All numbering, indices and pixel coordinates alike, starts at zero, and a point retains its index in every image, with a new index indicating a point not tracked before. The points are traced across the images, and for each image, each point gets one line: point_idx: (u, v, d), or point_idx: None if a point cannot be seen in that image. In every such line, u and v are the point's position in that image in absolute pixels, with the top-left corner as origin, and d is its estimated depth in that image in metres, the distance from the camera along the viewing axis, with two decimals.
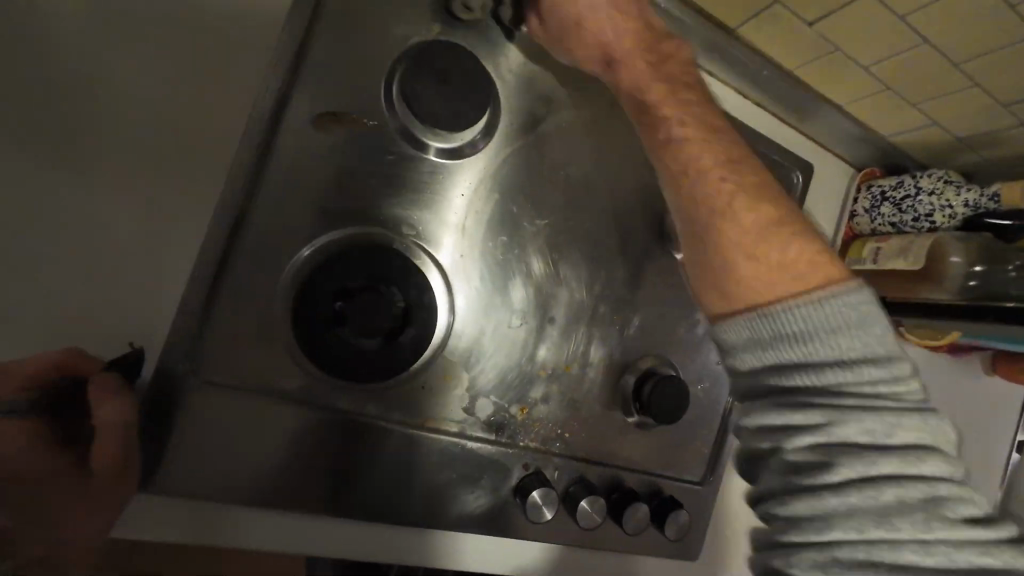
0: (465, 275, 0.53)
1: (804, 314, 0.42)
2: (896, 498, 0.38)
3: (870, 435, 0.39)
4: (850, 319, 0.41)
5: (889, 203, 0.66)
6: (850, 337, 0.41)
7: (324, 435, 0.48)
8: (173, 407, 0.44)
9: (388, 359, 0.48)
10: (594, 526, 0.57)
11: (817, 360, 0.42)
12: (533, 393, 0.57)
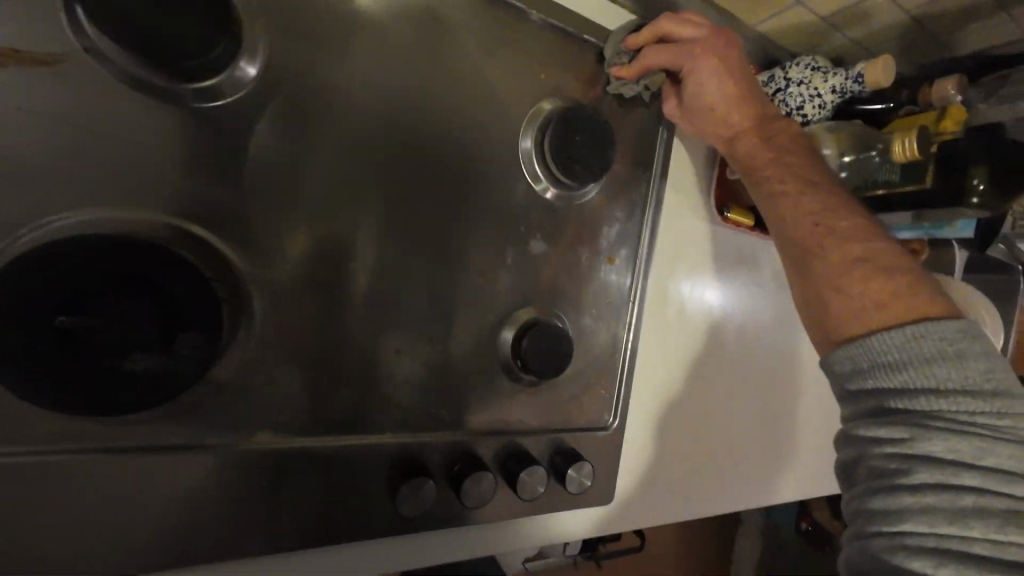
0: (269, 251, 0.42)
1: (902, 340, 0.45)
2: (967, 499, 0.39)
3: (955, 451, 0.41)
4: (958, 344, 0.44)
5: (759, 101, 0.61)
6: (953, 364, 0.43)
7: (102, 488, 0.37)
8: None
9: (166, 375, 0.38)
10: (484, 502, 0.50)
11: (925, 385, 0.43)
12: (398, 372, 0.49)
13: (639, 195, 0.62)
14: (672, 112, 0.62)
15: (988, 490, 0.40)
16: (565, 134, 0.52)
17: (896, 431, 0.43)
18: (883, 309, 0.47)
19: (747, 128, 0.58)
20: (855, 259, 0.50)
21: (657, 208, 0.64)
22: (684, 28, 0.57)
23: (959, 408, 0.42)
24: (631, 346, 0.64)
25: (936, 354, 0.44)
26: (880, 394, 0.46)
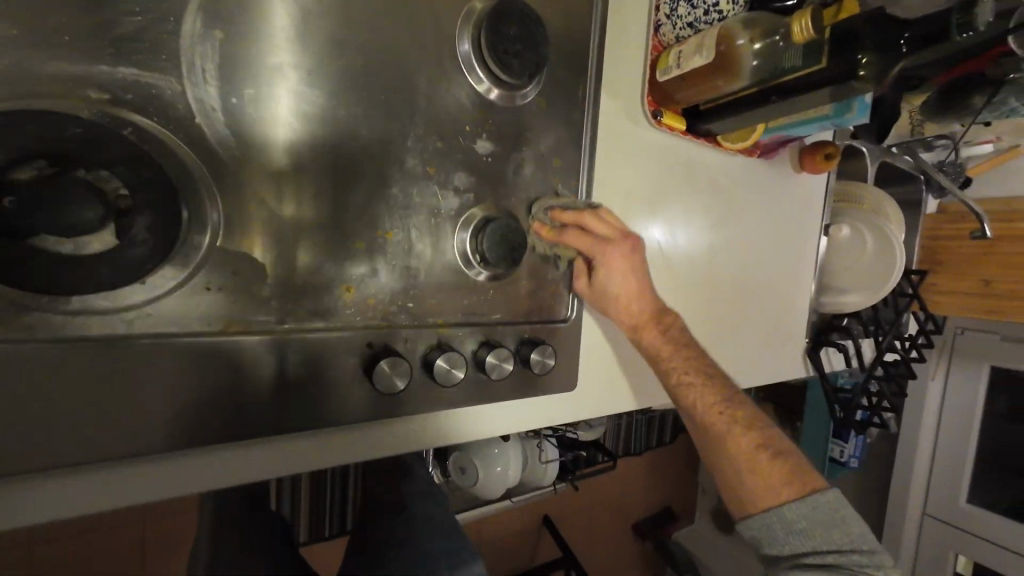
0: (215, 146, 0.43)
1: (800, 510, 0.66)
2: None
3: None
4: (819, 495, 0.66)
5: (683, 1, 0.66)
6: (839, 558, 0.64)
7: (76, 376, 0.38)
8: None
9: (127, 261, 0.40)
10: (457, 382, 0.55)
11: (827, 549, 0.65)
12: (355, 271, 0.51)
13: (576, 98, 0.65)
14: (582, 287, 0.68)
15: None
16: (498, 32, 0.54)
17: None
18: (761, 478, 0.67)
19: (646, 320, 0.69)
20: (764, 460, 0.68)
21: (596, 110, 0.67)
22: (599, 222, 0.64)
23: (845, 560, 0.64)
24: (579, 252, 0.67)
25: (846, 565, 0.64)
26: (797, 555, 0.65)
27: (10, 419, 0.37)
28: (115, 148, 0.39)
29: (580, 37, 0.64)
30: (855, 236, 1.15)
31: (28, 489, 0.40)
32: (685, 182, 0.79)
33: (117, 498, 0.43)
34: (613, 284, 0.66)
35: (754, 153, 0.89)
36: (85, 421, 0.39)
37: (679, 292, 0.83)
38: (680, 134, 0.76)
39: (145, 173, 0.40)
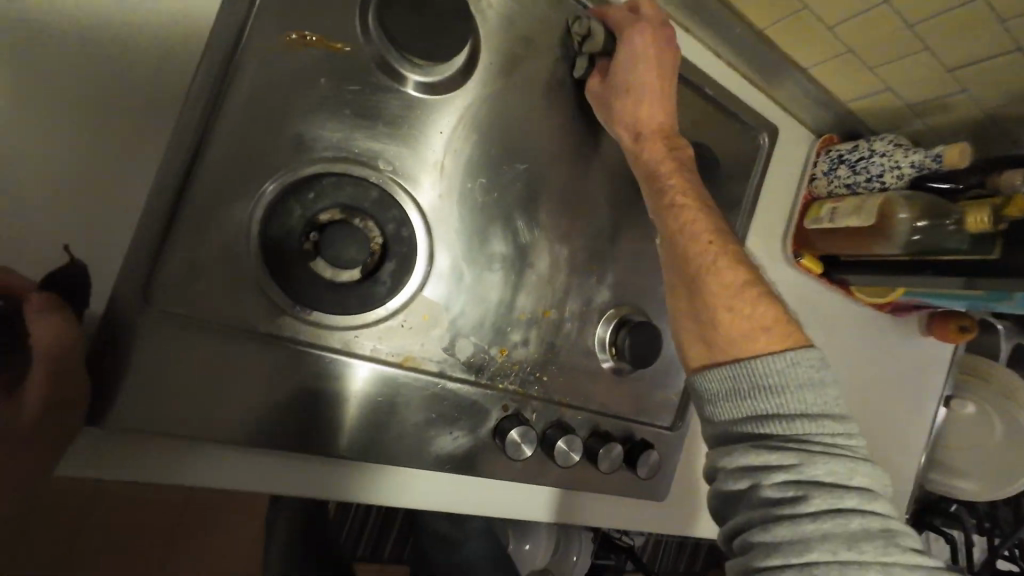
0: (445, 216, 0.52)
1: None
2: None
3: None
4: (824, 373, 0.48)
5: (845, 165, 0.71)
6: None
7: (301, 375, 0.47)
8: (132, 340, 0.41)
9: (370, 289, 0.47)
10: (571, 463, 0.58)
11: None
12: (510, 338, 0.57)
13: (725, 227, 0.71)
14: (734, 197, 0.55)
15: (817, 412, 0.46)
16: None
17: (742, 386, 0.48)
18: None
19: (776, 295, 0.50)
20: None
21: (741, 243, 0.72)
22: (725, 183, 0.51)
23: (794, 424, 0.46)
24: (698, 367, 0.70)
25: None
26: (735, 424, 0.49)
27: (242, 396, 0.45)
28: (392, 212, 0.48)
29: (743, 175, 0.70)
30: (980, 416, 1.03)
31: (211, 457, 0.47)
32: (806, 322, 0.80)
33: (267, 484, 0.49)
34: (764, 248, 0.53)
35: (883, 308, 0.88)
36: (291, 411, 0.47)
37: None
38: (814, 277, 0.78)
39: (405, 235, 0.49)
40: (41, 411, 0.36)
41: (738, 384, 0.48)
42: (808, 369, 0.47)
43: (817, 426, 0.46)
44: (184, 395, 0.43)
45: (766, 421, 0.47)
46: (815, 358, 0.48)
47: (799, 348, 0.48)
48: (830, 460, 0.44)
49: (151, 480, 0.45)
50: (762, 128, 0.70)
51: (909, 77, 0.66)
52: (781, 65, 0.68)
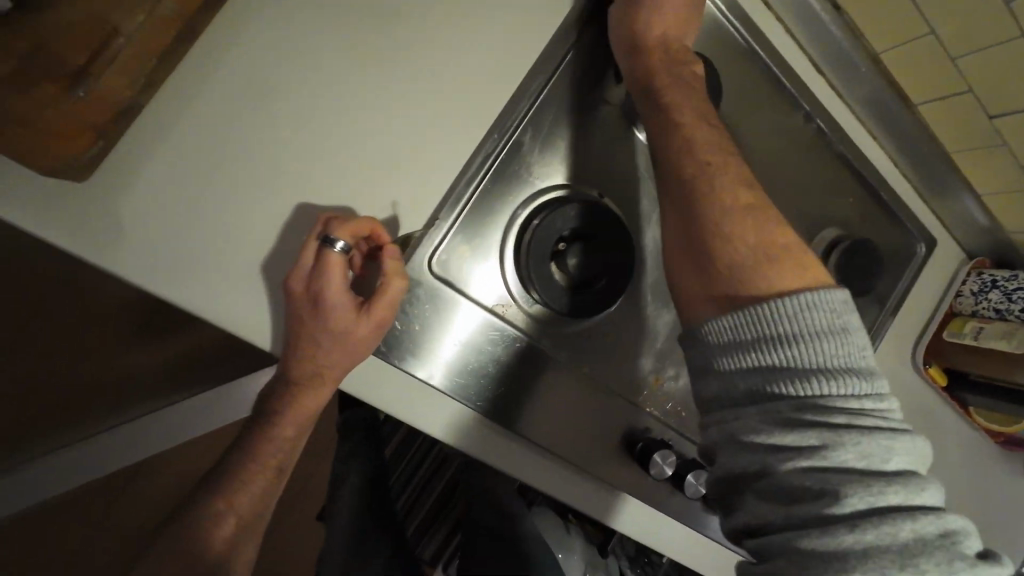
0: (647, 253, 0.61)
1: (795, 314, 0.41)
2: (840, 451, 0.37)
3: (863, 457, 0.37)
4: (845, 318, 0.42)
5: (998, 291, 0.74)
6: (842, 352, 0.41)
7: (456, 318, 0.53)
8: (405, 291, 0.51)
9: (590, 296, 0.55)
10: (696, 498, 0.61)
11: (815, 374, 0.40)
12: (666, 368, 0.63)
13: (868, 319, 0.75)
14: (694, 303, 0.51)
15: (857, 373, 0.41)
16: (851, 258, 0.66)
17: (740, 337, 0.43)
18: (764, 280, 0.45)
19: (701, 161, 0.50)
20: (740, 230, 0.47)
21: (878, 337, 0.76)
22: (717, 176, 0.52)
23: (839, 394, 0.39)
24: None
25: (823, 342, 0.41)
26: (798, 420, 0.39)
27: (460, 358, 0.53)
28: (621, 240, 0.56)
29: (892, 278, 0.76)
30: None
31: (421, 400, 0.52)
32: (922, 429, 0.81)
33: (445, 439, 0.53)
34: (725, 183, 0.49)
35: (997, 437, 0.87)
36: (487, 379, 0.54)
37: None
38: (937, 388, 0.81)
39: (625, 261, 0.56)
40: (379, 328, 0.47)
41: (742, 334, 0.43)
42: (830, 309, 0.42)
43: (852, 399, 0.39)
44: (421, 343, 0.51)
45: (790, 374, 0.40)
46: (842, 302, 0.43)
47: (829, 289, 0.43)
48: (858, 434, 0.37)
49: (378, 408, 0.51)
50: (920, 238, 0.76)
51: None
52: (955, 188, 0.74)
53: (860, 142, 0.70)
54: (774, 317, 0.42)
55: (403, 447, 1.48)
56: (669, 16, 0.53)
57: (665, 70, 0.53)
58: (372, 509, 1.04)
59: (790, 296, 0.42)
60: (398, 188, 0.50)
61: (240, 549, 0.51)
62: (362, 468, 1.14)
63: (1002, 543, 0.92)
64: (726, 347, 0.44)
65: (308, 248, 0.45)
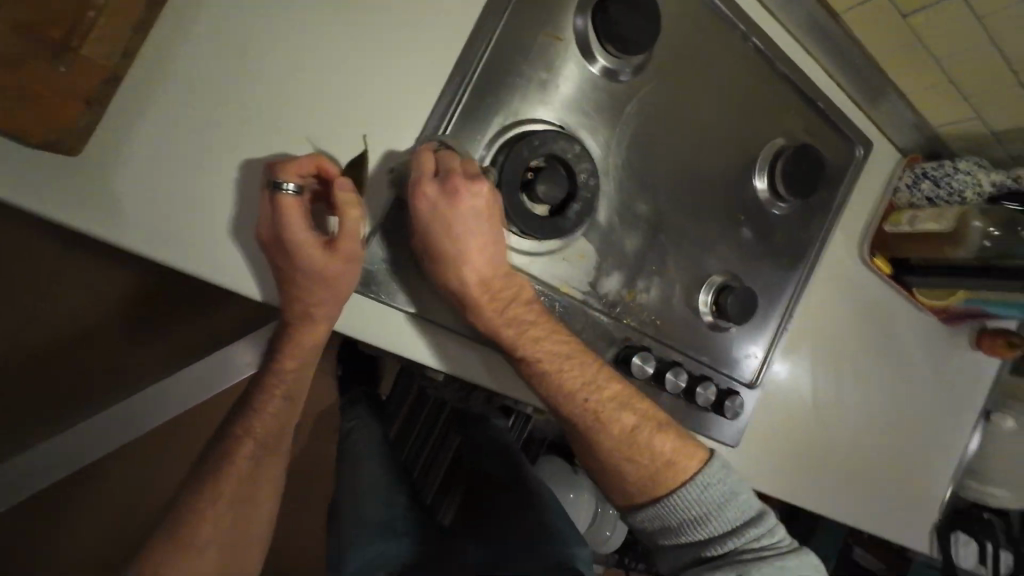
0: (610, 178, 0.66)
1: (696, 493, 0.64)
2: (743, 558, 0.62)
3: (767, 558, 0.62)
4: (730, 485, 0.66)
5: (928, 180, 0.82)
6: (731, 502, 0.65)
7: None
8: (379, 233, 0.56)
9: (558, 220, 0.60)
10: (677, 391, 0.71)
11: (716, 529, 0.64)
12: (639, 283, 0.70)
13: (817, 223, 0.83)
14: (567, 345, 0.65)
15: (741, 526, 0.65)
16: (795, 164, 0.73)
17: (661, 525, 0.67)
18: (663, 474, 0.66)
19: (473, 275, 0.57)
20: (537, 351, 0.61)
21: (827, 239, 0.84)
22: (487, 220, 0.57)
23: (734, 544, 0.63)
24: (779, 335, 0.83)
25: (716, 502, 0.65)
26: (696, 544, 0.65)
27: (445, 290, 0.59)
28: (585, 164, 0.59)
29: (837, 182, 0.82)
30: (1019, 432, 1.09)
31: (419, 334, 0.60)
32: (872, 316, 0.91)
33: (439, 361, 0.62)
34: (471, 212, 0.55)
35: (938, 314, 0.98)
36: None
37: (836, 417, 0.91)
38: (885, 277, 0.89)
39: (591, 184, 0.60)
40: (351, 261, 0.50)
41: (664, 521, 0.66)
42: (718, 489, 0.65)
43: (738, 540, 0.63)
44: (410, 281, 0.58)
45: (706, 540, 0.64)
46: (721, 468, 0.67)
47: (710, 463, 0.67)
48: (761, 563, 0.61)
49: (383, 344, 0.58)
50: (860, 140, 0.82)
51: (1002, 108, 0.75)
52: (885, 89, 0.80)
53: (795, 55, 0.75)
54: (682, 505, 0.65)
55: (411, 412, 1.57)
56: (454, 207, 0.54)
57: (439, 189, 0.53)
58: (387, 464, 1.17)
59: (687, 486, 0.65)
60: (371, 140, 0.54)
61: (262, 470, 0.58)
62: (372, 432, 1.25)
63: (948, 407, 1.05)
64: (659, 530, 0.67)
65: (264, 195, 0.48)
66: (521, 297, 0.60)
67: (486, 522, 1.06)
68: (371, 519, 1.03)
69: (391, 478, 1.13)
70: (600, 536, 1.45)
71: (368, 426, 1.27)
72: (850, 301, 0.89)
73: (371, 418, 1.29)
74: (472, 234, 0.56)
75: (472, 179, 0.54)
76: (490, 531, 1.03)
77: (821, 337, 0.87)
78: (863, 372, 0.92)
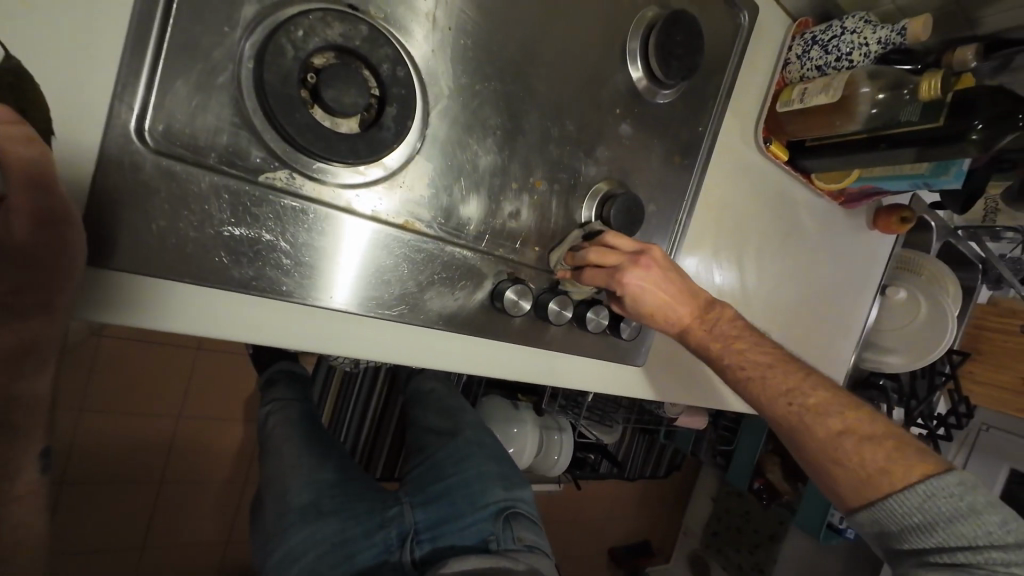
0: (441, 78, 0.52)
1: (917, 500, 0.56)
2: None
3: None
4: (964, 497, 0.56)
5: (818, 47, 0.74)
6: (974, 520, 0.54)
7: (341, 236, 0.49)
8: (86, 182, 0.39)
9: (374, 134, 0.46)
10: (563, 322, 0.63)
11: (958, 546, 0.54)
12: (504, 209, 0.59)
13: (704, 111, 0.74)
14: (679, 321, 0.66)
15: (984, 545, 0.54)
16: (668, 36, 0.61)
17: (904, 527, 0.57)
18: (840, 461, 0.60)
19: (688, 320, 0.66)
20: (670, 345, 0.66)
21: (717, 128, 0.76)
22: (619, 254, 0.62)
23: (978, 560, 0.53)
24: (676, 242, 0.76)
25: (952, 511, 0.55)
26: (920, 551, 0.57)
27: (244, 246, 0.45)
28: (384, 50, 0.45)
29: (722, 60, 0.73)
30: (911, 302, 1.15)
31: (221, 309, 0.46)
32: (772, 209, 0.87)
33: (271, 338, 0.49)
34: (646, 289, 0.63)
35: (838, 198, 0.95)
36: (352, 271, 0.50)
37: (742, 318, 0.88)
38: (782, 164, 0.84)
39: (401, 77, 0.46)
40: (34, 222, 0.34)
41: (884, 525, 0.59)
42: (948, 496, 0.56)
43: (985, 555, 0.53)
44: (188, 242, 0.43)
45: (934, 550, 0.55)
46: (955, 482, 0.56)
47: (940, 475, 0.57)
48: None
49: (165, 328, 0.44)
50: (743, 5, 0.72)
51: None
52: None
53: None
54: (900, 509, 0.57)
55: (343, 389, 1.41)
56: (650, 280, 0.63)
57: (642, 271, 0.62)
58: (313, 443, 0.99)
59: (908, 490, 0.57)
60: (44, 31, 0.36)
61: None
62: (294, 414, 1.03)
63: (849, 288, 1.07)
64: (881, 532, 0.59)
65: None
66: (726, 312, 0.66)
67: (432, 482, 0.98)
68: (295, 502, 0.90)
69: (321, 458, 0.97)
70: (548, 461, 1.44)
71: (282, 414, 1.02)
72: (748, 196, 0.83)
73: (295, 397, 1.06)
74: (662, 288, 0.64)
75: (642, 252, 0.63)
76: (435, 492, 0.96)
77: (721, 239, 0.82)
78: (766, 268, 0.89)
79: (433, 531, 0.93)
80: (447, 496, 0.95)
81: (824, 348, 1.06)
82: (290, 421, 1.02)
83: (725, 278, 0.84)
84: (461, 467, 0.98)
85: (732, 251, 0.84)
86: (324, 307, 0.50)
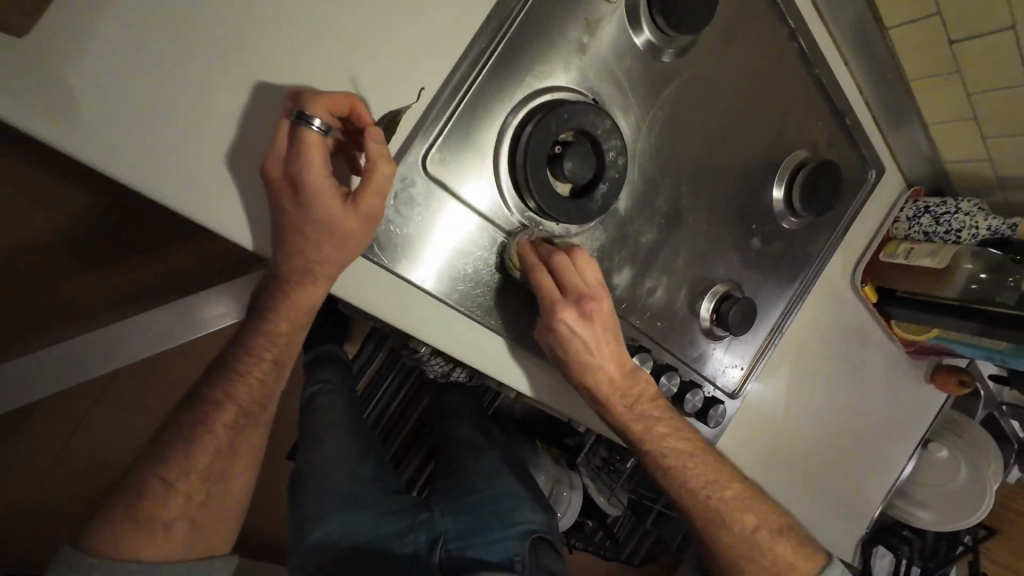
0: (635, 167, 0.62)
1: None
2: None
3: None
4: None
5: (930, 215, 0.83)
6: None
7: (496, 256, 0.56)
8: None
9: (585, 204, 0.55)
10: (666, 395, 0.70)
11: None
12: (646, 283, 0.67)
13: (819, 240, 0.83)
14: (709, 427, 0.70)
15: None
16: (816, 178, 0.71)
17: None
18: None
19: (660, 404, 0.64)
20: None
21: (825, 258, 0.84)
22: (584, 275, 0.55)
23: None
24: (765, 347, 0.83)
25: None
26: None
27: (422, 247, 0.52)
28: (615, 140, 0.54)
29: (845, 204, 0.83)
30: (951, 462, 1.18)
31: (411, 306, 0.53)
32: (850, 340, 0.93)
33: (442, 342, 0.56)
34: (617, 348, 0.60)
35: (908, 346, 1.02)
36: (494, 289, 0.57)
37: (800, 432, 0.93)
38: (869, 304, 0.91)
39: (620, 164, 0.55)
40: (370, 220, 0.43)
41: None
42: None
43: None
44: (418, 244, 0.51)
45: None
46: None
47: None
48: None
49: (371, 311, 0.51)
50: (873, 164, 0.82)
51: (1014, 157, 0.77)
52: (905, 116, 0.80)
53: (832, 64, 0.73)
54: None
55: (379, 374, 1.41)
56: (585, 333, 0.56)
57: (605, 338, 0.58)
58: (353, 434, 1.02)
59: None
60: (397, 77, 0.47)
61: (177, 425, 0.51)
62: (338, 399, 1.07)
63: (897, 432, 1.11)
64: None
65: (284, 128, 0.40)
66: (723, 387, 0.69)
67: (466, 496, 1.00)
68: (337, 488, 0.94)
69: (359, 452, 1.00)
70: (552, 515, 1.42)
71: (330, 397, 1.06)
72: (834, 322, 0.90)
73: (338, 381, 1.11)
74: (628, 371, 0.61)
75: (590, 297, 0.55)
76: (468, 505, 0.98)
77: (802, 355, 0.88)
78: (832, 392, 0.94)
79: (462, 540, 0.94)
80: (481, 509, 0.97)
81: (865, 484, 1.07)
82: (336, 403, 1.07)
83: (796, 391, 0.90)
84: (490, 483, 1.01)
85: (808, 368, 0.90)
86: (455, 308, 0.56)
